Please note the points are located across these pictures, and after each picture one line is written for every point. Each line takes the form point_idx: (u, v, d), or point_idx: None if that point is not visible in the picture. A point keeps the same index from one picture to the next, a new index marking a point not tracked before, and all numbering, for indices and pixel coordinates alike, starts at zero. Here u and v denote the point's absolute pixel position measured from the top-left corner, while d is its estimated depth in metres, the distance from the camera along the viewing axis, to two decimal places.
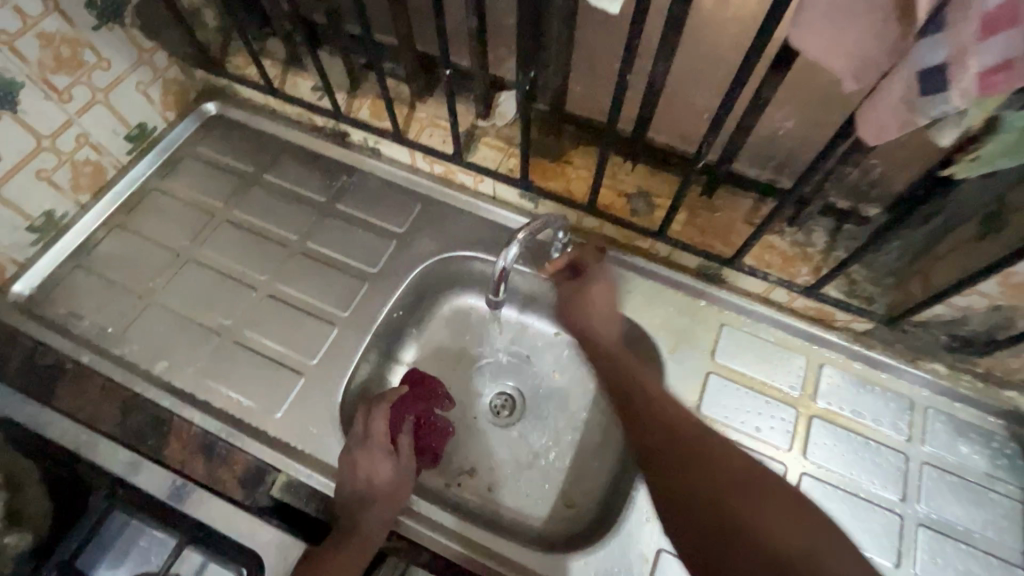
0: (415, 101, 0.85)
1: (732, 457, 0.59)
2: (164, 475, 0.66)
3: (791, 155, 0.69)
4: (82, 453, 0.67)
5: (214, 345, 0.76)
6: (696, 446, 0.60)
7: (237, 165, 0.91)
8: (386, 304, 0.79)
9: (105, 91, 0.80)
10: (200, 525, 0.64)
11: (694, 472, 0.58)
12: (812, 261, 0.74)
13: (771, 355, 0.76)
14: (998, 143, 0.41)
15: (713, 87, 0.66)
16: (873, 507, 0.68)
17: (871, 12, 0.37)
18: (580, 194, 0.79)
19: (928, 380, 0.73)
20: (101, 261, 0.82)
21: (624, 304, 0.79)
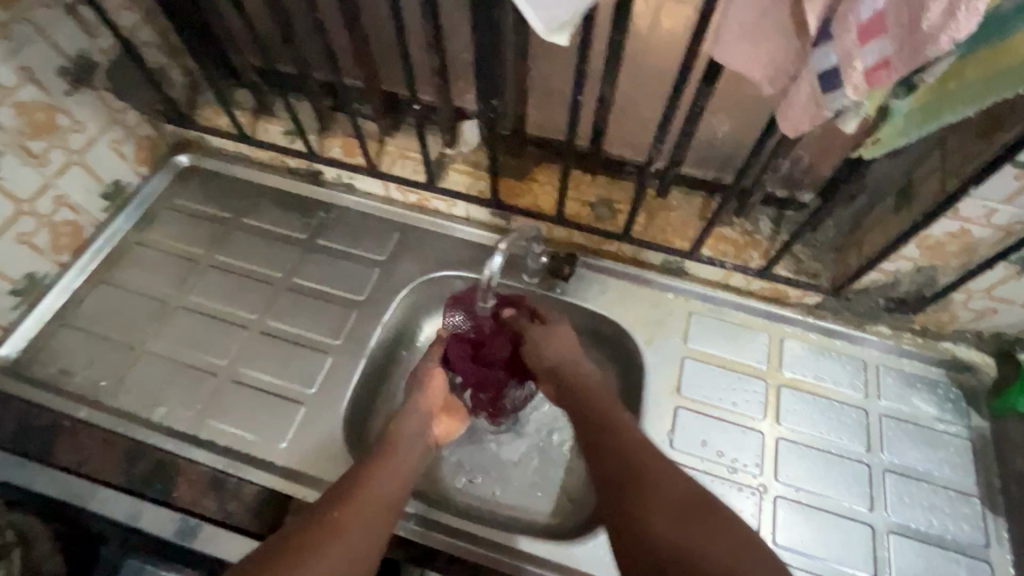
0: (384, 137, 0.90)
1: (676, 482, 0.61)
2: (171, 513, 0.66)
3: (732, 152, 0.78)
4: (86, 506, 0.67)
5: (211, 385, 0.77)
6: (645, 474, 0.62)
7: (214, 212, 0.93)
8: (376, 328, 0.83)
9: (80, 152, 0.82)
10: (216, 562, 0.66)
11: (630, 489, 0.61)
12: (762, 247, 0.82)
13: (736, 334, 0.83)
14: (902, 122, 0.49)
15: (653, 100, 0.74)
16: (844, 461, 0.75)
17: (778, 25, 0.45)
18: (547, 207, 0.86)
19: (876, 341, 0.82)
20: (87, 317, 0.83)
21: (600, 304, 0.85)
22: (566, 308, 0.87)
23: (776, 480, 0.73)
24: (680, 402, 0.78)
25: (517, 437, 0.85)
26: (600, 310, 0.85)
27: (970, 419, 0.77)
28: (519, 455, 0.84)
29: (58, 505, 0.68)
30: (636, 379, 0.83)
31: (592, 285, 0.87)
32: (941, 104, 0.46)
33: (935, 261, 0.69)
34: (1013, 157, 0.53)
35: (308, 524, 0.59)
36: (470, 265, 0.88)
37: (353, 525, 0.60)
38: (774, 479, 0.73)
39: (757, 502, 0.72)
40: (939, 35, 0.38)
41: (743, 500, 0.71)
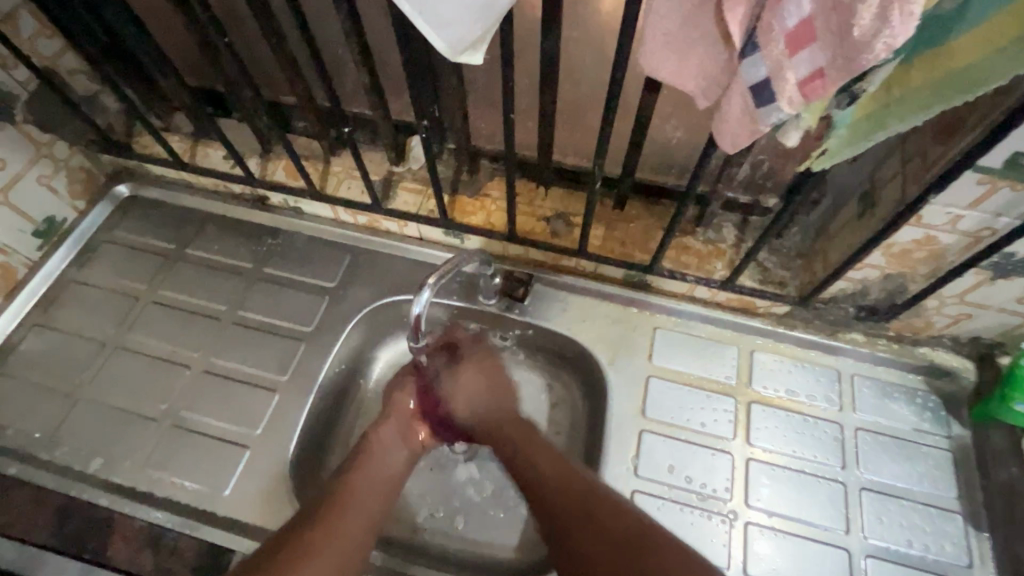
0: (329, 157, 0.86)
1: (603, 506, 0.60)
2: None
3: (688, 159, 0.74)
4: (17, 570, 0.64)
5: (153, 432, 0.73)
6: (577, 504, 0.61)
7: (156, 243, 0.89)
8: (325, 361, 0.79)
9: (3, 191, 0.78)
10: None
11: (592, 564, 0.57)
12: (725, 256, 0.78)
13: (704, 350, 0.79)
14: (851, 130, 0.45)
15: (600, 109, 0.70)
16: (818, 481, 0.71)
17: (703, 36, 0.41)
18: (501, 224, 0.81)
19: (850, 349, 0.78)
20: (23, 362, 0.79)
21: (561, 323, 0.81)
22: (525, 328, 0.83)
23: (747, 505, 0.69)
24: (646, 424, 0.74)
25: (482, 466, 0.81)
26: (561, 330, 0.81)
27: (950, 428, 0.73)
28: (485, 485, 0.80)
29: None
30: (600, 401, 0.79)
31: (553, 303, 0.83)
32: (889, 111, 0.43)
33: (903, 268, 0.65)
34: (975, 163, 0.49)
35: (308, 526, 0.60)
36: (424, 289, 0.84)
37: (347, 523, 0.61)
38: (745, 504, 0.69)
39: (727, 529, 0.68)
40: (874, 41, 0.34)
41: (712, 528, 0.68)
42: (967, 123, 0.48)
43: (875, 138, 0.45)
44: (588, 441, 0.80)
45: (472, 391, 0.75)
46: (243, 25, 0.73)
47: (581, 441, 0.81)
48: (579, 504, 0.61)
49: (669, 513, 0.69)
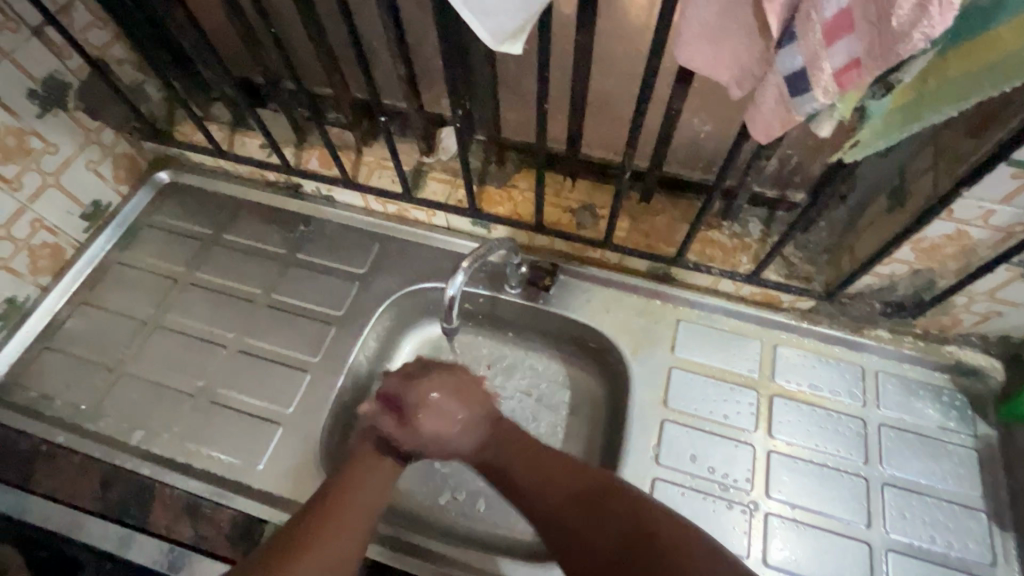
0: (361, 146, 0.89)
1: (606, 500, 0.61)
2: (156, 543, 0.66)
3: (716, 153, 0.74)
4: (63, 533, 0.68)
5: (190, 407, 0.77)
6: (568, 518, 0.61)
7: (195, 228, 0.92)
8: (354, 344, 0.82)
9: (55, 174, 0.81)
10: None
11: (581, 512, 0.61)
12: (750, 250, 0.79)
13: (727, 343, 0.80)
14: (885, 124, 0.46)
15: (630, 102, 0.71)
16: (840, 474, 0.71)
17: (740, 26, 0.42)
18: (527, 214, 0.83)
19: (874, 346, 0.78)
20: (70, 338, 0.83)
21: (584, 313, 0.83)
22: (549, 318, 0.84)
23: (767, 496, 0.70)
24: (667, 414, 0.75)
25: None
26: (584, 320, 0.82)
27: (976, 427, 0.73)
28: None
29: (37, 531, 0.68)
30: (622, 391, 0.80)
31: (576, 292, 0.84)
32: (922, 102, 0.43)
33: (933, 264, 0.65)
34: (1010, 156, 0.49)
35: (300, 532, 0.59)
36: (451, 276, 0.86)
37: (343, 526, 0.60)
38: (765, 495, 0.70)
39: (747, 520, 0.69)
40: (912, 31, 0.35)
41: (733, 517, 0.69)
42: (1002, 115, 0.48)
43: (906, 131, 0.46)
44: (608, 431, 0.81)
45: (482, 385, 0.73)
46: (284, 17, 0.76)
47: (603, 431, 0.82)
48: (576, 498, 0.62)
49: (691, 501, 0.70)
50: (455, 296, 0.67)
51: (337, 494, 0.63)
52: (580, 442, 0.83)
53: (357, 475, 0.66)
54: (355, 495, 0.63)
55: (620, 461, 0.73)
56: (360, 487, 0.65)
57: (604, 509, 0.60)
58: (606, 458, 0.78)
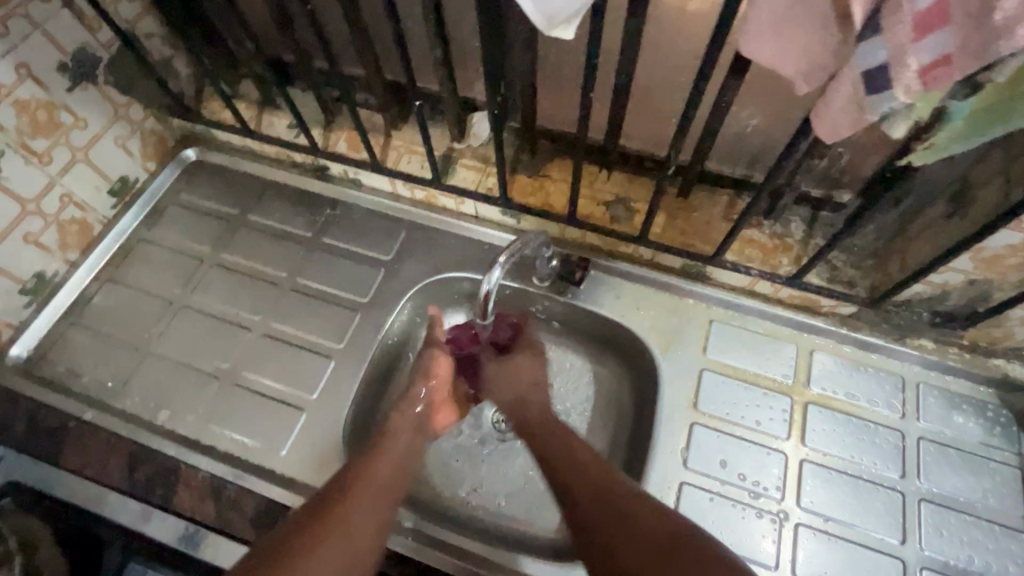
0: (391, 130, 0.86)
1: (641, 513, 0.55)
2: (175, 518, 0.67)
3: (762, 149, 0.71)
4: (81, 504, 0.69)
5: (215, 389, 0.77)
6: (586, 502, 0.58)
7: (221, 208, 0.91)
8: (379, 332, 0.81)
9: (84, 149, 0.81)
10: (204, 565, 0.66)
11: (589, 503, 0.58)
12: (791, 251, 0.76)
13: (761, 346, 0.77)
14: (963, 125, 0.43)
15: (674, 93, 0.68)
16: (876, 487, 0.69)
17: (817, 16, 0.38)
18: (559, 206, 0.81)
19: (917, 356, 0.75)
20: (98, 314, 0.83)
21: (614, 310, 0.80)
22: (577, 313, 0.82)
23: (798, 506, 0.68)
24: (697, 418, 0.73)
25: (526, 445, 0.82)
26: (614, 317, 0.80)
27: (1020, 445, 0.70)
28: (528, 461, 0.81)
29: (65, 506, 0.69)
30: (650, 391, 0.78)
31: (607, 288, 0.82)
32: (1008, 108, 0.40)
33: (991, 274, 0.62)
34: None
35: (329, 499, 0.59)
36: (479, 267, 0.84)
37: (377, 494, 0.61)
38: (796, 505, 0.68)
39: (777, 530, 0.67)
40: (1016, 27, 0.33)
41: (762, 526, 0.67)
42: None
43: (986, 135, 0.43)
44: (634, 431, 0.79)
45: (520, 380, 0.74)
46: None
47: (628, 431, 0.80)
48: (603, 508, 0.57)
49: (718, 507, 0.68)
50: (491, 290, 0.65)
51: (374, 460, 0.64)
52: (604, 441, 0.81)
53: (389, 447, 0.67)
54: (387, 463, 0.65)
55: (647, 463, 0.71)
56: (392, 456, 0.66)
57: (632, 523, 0.54)
58: (632, 459, 0.76)
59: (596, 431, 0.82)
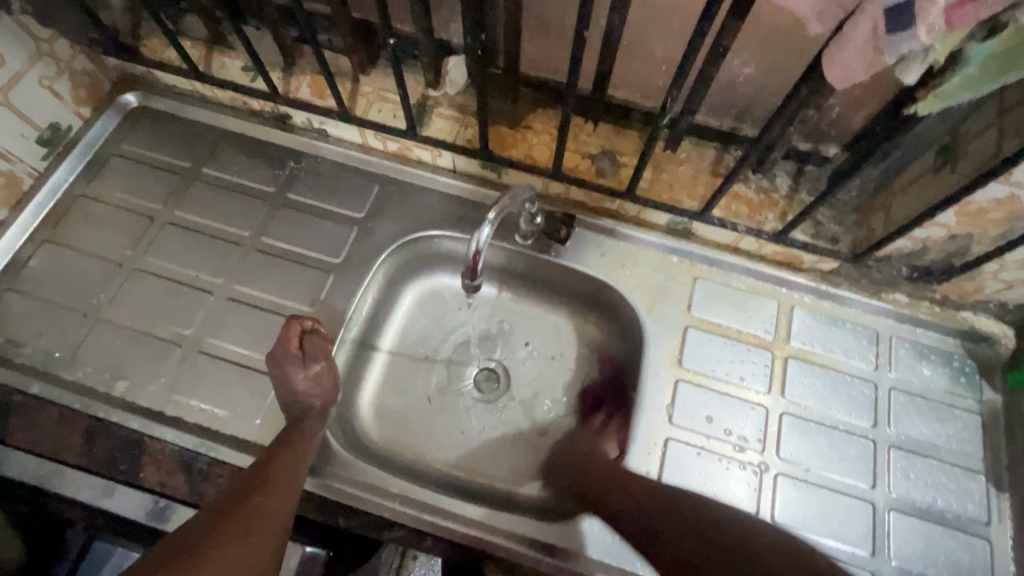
0: (359, 75, 0.79)
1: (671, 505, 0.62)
2: (140, 494, 0.64)
3: (752, 100, 0.68)
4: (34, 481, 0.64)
5: (177, 357, 0.71)
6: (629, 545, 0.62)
7: (170, 160, 0.83)
8: (354, 294, 0.76)
9: (3, 90, 0.71)
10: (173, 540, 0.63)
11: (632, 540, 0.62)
12: (777, 207, 0.75)
13: (744, 303, 0.78)
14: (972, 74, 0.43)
15: (667, 37, 0.64)
16: (850, 437, 0.72)
17: None
18: (543, 159, 0.77)
19: (889, 309, 0.77)
20: (35, 278, 0.75)
21: (599, 267, 0.78)
22: (562, 271, 0.80)
23: (777, 456, 0.70)
24: (682, 375, 0.73)
25: (506, 406, 0.81)
26: (598, 275, 0.78)
27: (981, 392, 0.74)
28: (511, 421, 0.80)
29: (17, 485, 0.64)
30: (634, 350, 0.78)
31: (591, 245, 0.80)
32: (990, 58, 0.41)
33: (972, 228, 0.63)
34: None
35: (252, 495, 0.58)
36: (457, 224, 0.80)
37: (266, 522, 0.57)
38: (776, 456, 0.70)
39: (757, 480, 0.69)
40: None
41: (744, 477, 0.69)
42: None
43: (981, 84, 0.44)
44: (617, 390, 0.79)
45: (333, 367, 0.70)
46: None
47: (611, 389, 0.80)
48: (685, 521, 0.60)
49: (702, 460, 0.70)
50: (479, 250, 0.62)
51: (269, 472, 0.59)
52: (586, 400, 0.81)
53: (294, 452, 0.62)
54: (278, 477, 0.59)
55: (634, 420, 0.71)
56: (285, 469, 0.60)
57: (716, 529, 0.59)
58: (616, 416, 0.76)
59: (579, 390, 0.81)
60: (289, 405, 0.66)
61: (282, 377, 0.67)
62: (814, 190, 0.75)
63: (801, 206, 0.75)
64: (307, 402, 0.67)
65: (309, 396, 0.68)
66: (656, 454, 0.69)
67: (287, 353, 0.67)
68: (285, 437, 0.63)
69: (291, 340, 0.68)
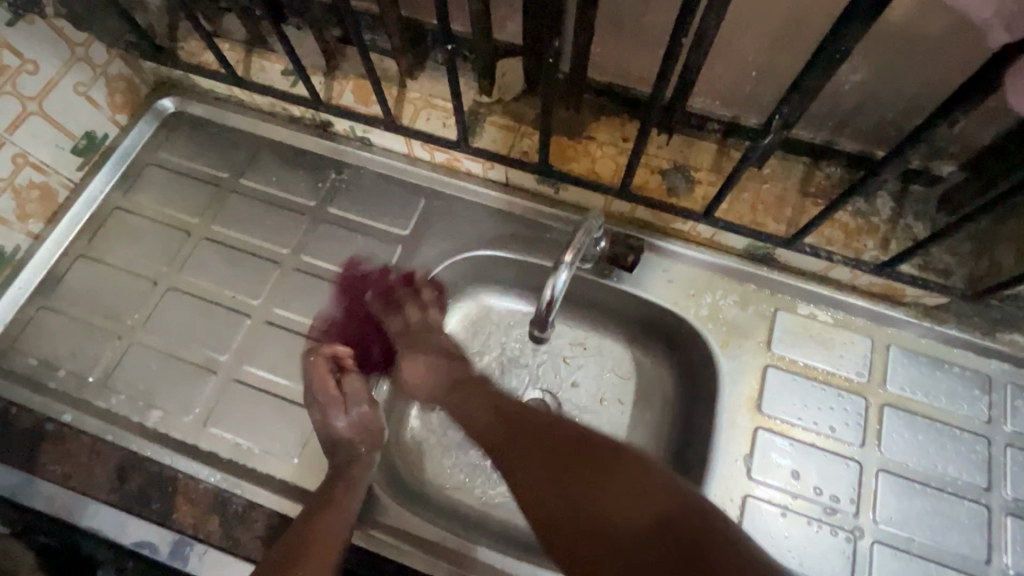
0: (406, 80, 0.73)
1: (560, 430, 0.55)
2: (172, 535, 0.59)
3: (860, 112, 0.59)
4: (65, 517, 0.60)
5: (212, 385, 0.67)
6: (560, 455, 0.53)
7: (207, 170, 0.78)
8: (399, 320, 0.71)
9: (38, 99, 0.67)
10: None
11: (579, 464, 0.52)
12: (877, 233, 0.65)
13: (832, 341, 0.69)
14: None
15: (766, 40, 0.55)
16: (959, 500, 0.62)
17: None
18: (608, 175, 0.69)
19: (1007, 353, 0.67)
20: (70, 296, 0.72)
21: (668, 297, 0.71)
22: (624, 299, 0.73)
23: (872, 521, 0.62)
24: (761, 422, 0.65)
25: None
26: (666, 305, 0.70)
27: None
28: None
29: (49, 520, 0.61)
30: (704, 390, 0.70)
31: (658, 270, 0.72)
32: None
33: None
34: None
35: None
36: (508, 244, 0.74)
37: None
38: (871, 521, 0.62)
39: (849, 548, 0.61)
40: None
41: (834, 543, 0.61)
42: None
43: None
44: (683, 430, 0.72)
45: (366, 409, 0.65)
46: None
47: (676, 430, 0.73)
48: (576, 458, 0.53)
49: (784, 522, 0.62)
50: (553, 298, 0.56)
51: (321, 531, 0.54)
52: (646, 440, 0.73)
53: (342, 509, 0.57)
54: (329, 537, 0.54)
55: (707, 472, 0.64)
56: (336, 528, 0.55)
57: (580, 452, 0.53)
58: (683, 462, 0.69)
59: (639, 428, 0.74)
60: (334, 448, 0.62)
61: (323, 421, 0.63)
62: (923, 214, 0.66)
63: (906, 232, 0.65)
64: (353, 446, 0.62)
65: (354, 441, 0.63)
66: (732, 512, 0.62)
67: (327, 393, 0.64)
68: (330, 489, 0.58)
69: (327, 376, 0.65)
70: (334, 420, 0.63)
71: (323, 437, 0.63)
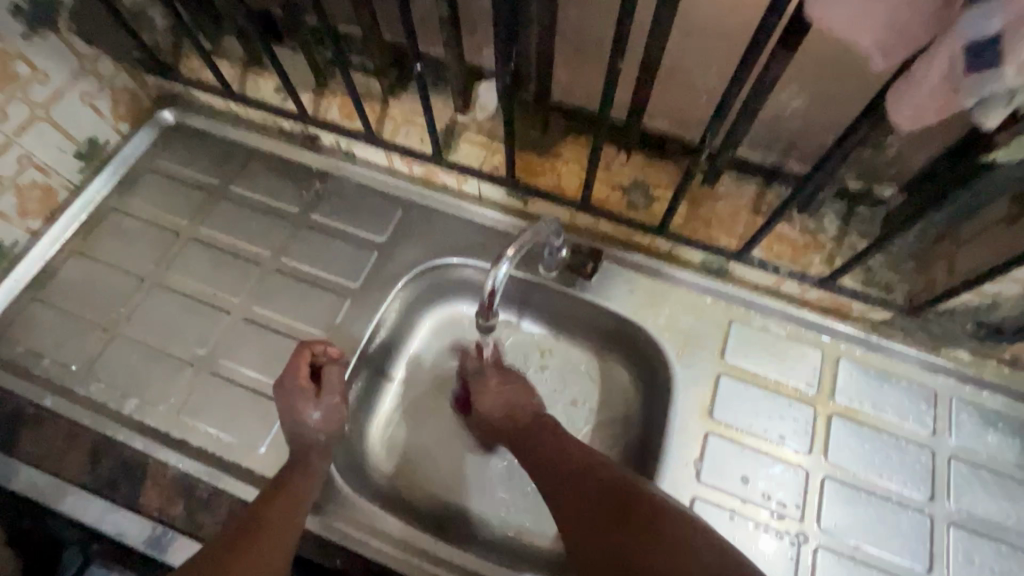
0: (388, 98, 0.78)
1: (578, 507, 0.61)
2: (140, 518, 0.62)
3: (801, 135, 0.64)
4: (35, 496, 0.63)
5: (188, 377, 0.70)
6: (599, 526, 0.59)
7: (201, 177, 0.83)
8: (371, 320, 0.74)
9: (45, 106, 0.73)
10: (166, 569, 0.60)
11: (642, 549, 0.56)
12: (823, 249, 0.69)
13: (783, 351, 0.72)
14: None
15: (709, 68, 0.61)
16: (902, 510, 0.64)
17: None
18: (571, 190, 0.74)
19: (951, 367, 0.69)
20: (62, 290, 0.76)
21: (627, 305, 0.74)
22: (586, 306, 0.76)
23: (817, 526, 0.63)
24: (711, 427, 0.68)
25: None
26: (625, 313, 0.74)
27: None
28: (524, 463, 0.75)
29: (22, 500, 0.64)
30: (661, 396, 0.72)
31: (619, 281, 0.75)
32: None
33: None
34: None
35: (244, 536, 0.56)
36: (479, 253, 0.77)
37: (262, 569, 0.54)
38: (815, 526, 0.63)
39: (794, 554, 0.62)
40: None
41: (778, 547, 0.63)
42: None
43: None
44: (641, 437, 0.74)
45: (334, 403, 0.67)
46: None
47: (635, 437, 0.75)
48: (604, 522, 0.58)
49: (730, 524, 0.64)
50: (496, 287, 0.59)
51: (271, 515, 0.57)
52: (605, 445, 0.76)
53: (295, 495, 0.60)
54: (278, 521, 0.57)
55: (657, 473, 0.66)
56: (287, 513, 0.58)
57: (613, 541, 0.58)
58: (638, 466, 0.71)
59: (599, 433, 0.76)
60: (295, 436, 0.64)
61: (293, 413, 0.65)
62: (867, 233, 0.69)
63: (850, 249, 0.69)
64: (313, 436, 0.64)
65: (317, 431, 0.64)
66: None
67: (299, 385, 0.66)
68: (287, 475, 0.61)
69: (302, 367, 0.67)
70: (304, 411, 0.64)
71: (288, 426, 0.65)
